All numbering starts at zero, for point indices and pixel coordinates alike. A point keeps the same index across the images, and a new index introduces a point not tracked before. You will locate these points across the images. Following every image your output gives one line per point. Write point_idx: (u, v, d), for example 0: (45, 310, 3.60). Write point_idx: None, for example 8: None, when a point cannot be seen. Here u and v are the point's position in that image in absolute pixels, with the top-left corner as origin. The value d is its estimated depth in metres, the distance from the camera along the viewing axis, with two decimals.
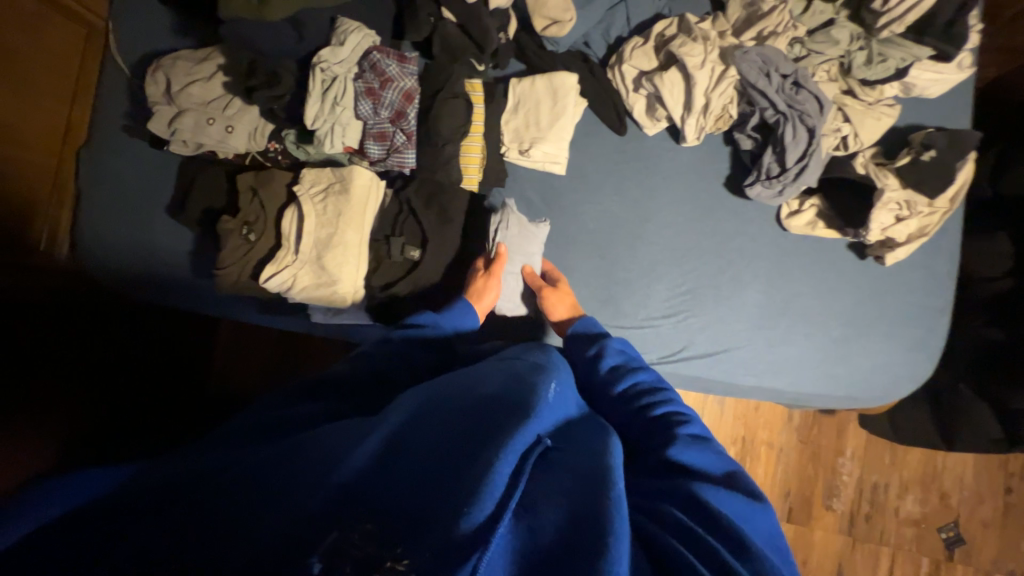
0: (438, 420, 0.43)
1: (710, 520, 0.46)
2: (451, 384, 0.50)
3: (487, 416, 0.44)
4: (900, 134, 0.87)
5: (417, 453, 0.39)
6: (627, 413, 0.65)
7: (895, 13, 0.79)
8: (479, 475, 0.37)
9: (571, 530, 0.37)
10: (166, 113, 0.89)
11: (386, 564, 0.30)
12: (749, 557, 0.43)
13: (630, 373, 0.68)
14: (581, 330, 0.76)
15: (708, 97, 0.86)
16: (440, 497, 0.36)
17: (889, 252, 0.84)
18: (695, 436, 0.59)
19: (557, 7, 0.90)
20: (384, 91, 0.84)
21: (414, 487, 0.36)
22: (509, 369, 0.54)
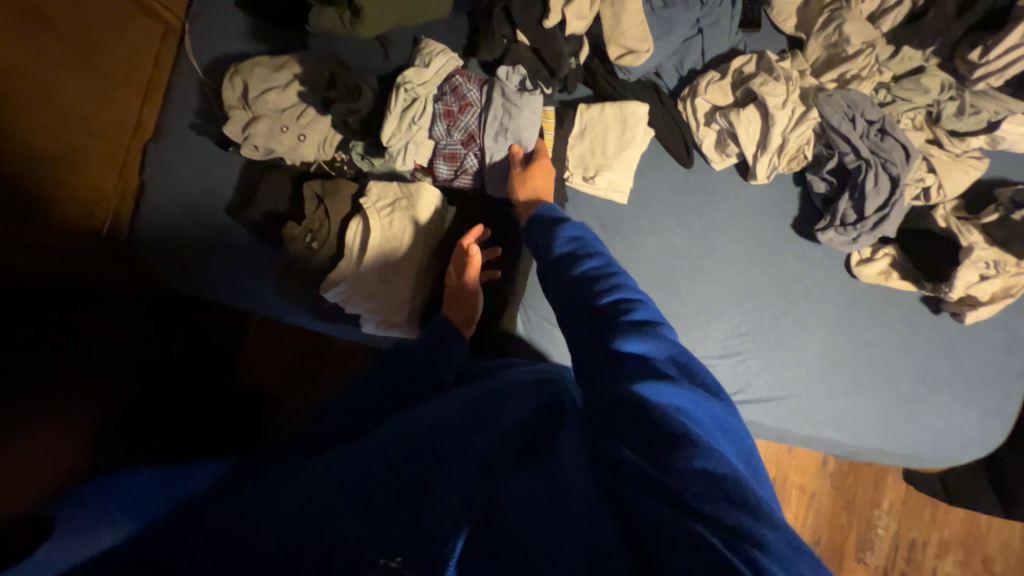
0: (415, 446, 0.47)
1: (652, 425, 0.42)
2: (431, 417, 0.53)
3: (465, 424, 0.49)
4: (984, 188, 0.84)
5: (394, 479, 0.43)
6: (574, 304, 0.58)
7: (993, 66, 0.76)
8: (446, 492, 0.40)
9: (536, 533, 0.38)
10: (241, 117, 0.91)
11: (381, 561, 0.35)
12: (684, 450, 0.39)
13: (578, 265, 0.61)
14: (543, 217, 0.70)
15: (785, 138, 0.84)
16: (413, 515, 0.39)
17: (969, 310, 0.81)
18: (640, 324, 0.52)
19: (634, 37, 0.89)
20: (462, 115, 0.88)
21: (394, 512, 0.39)
22: (497, 391, 0.57)
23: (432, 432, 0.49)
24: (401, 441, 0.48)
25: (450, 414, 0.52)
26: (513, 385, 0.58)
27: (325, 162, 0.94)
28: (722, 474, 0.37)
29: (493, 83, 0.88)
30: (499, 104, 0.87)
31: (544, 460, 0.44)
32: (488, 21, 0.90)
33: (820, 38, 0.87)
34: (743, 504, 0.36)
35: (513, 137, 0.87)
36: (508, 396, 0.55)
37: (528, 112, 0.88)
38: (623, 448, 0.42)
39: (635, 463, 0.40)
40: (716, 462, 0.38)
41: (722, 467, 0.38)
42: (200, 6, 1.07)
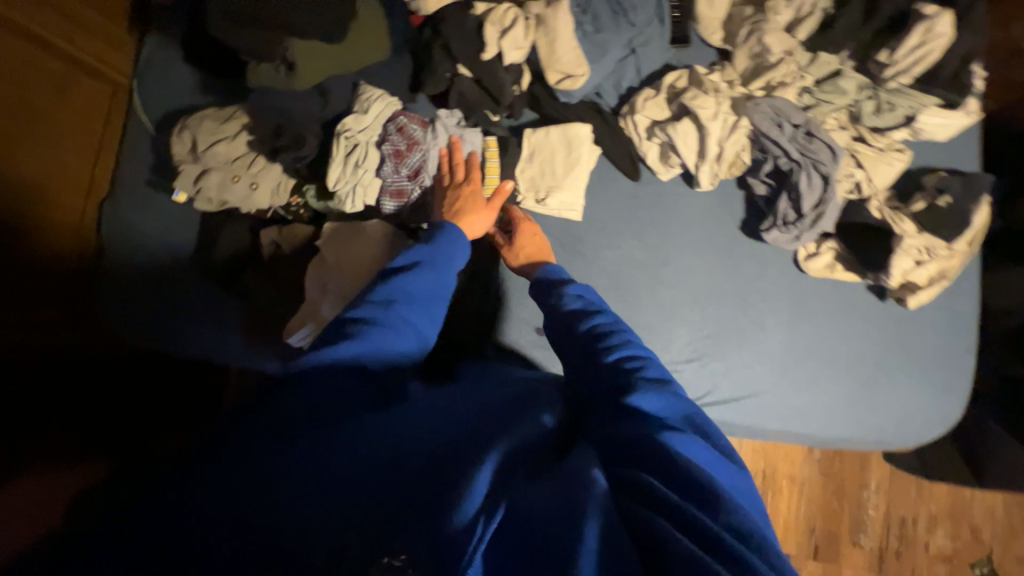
0: (429, 437, 0.46)
1: (685, 481, 0.42)
2: (433, 402, 0.53)
3: (477, 426, 0.50)
4: (913, 177, 0.89)
5: (393, 467, 0.42)
6: (585, 355, 0.60)
7: (901, 65, 0.81)
8: (452, 498, 0.40)
9: (543, 532, 0.39)
10: (191, 171, 0.92)
11: (383, 559, 0.35)
12: (718, 505, 0.40)
13: (584, 315, 0.63)
14: (544, 274, 0.73)
15: (721, 146, 0.88)
16: (423, 509, 0.38)
17: (911, 295, 0.85)
18: (653, 379, 0.53)
19: (569, 63, 0.92)
20: (409, 154, 0.87)
21: (395, 494, 0.39)
22: (495, 400, 0.56)
23: (437, 430, 0.47)
24: (398, 438, 0.45)
25: (455, 417, 0.51)
26: (519, 395, 0.58)
27: (281, 208, 0.95)
28: (747, 529, 0.39)
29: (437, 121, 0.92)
30: (444, 136, 0.91)
31: (553, 475, 0.46)
32: (429, 58, 0.93)
33: (744, 49, 0.91)
34: (771, 563, 0.38)
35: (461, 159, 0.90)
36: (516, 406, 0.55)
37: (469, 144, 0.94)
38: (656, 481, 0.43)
39: (668, 500, 0.41)
40: (742, 516, 0.40)
41: (746, 521, 0.40)
42: (146, 63, 1.07)
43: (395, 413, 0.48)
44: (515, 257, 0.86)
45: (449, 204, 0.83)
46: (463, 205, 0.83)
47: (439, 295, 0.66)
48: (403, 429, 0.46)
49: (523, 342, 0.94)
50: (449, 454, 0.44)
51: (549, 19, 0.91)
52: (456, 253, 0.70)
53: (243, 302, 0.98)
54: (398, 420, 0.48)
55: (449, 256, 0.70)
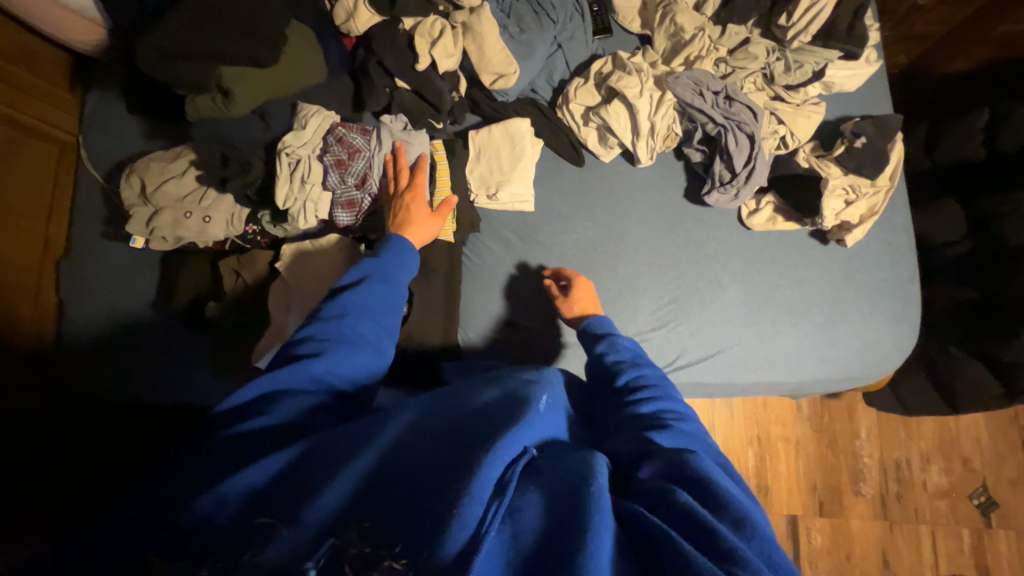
0: (430, 463, 0.42)
1: (716, 504, 0.43)
2: (432, 414, 0.49)
3: (464, 429, 0.45)
4: (832, 127, 0.95)
5: (388, 498, 0.40)
6: (627, 400, 0.63)
7: (799, 26, 0.87)
8: (444, 512, 0.38)
9: (547, 540, 0.37)
10: (143, 213, 0.93)
11: (384, 562, 0.34)
12: (746, 532, 0.41)
13: (633, 367, 0.68)
14: (595, 327, 0.78)
15: (652, 120, 0.93)
16: (415, 534, 0.37)
17: (848, 233, 0.90)
18: (687, 431, 0.57)
19: (500, 62, 0.97)
20: (352, 161, 0.89)
21: (386, 518, 0.38)
22: (490, 391, 0.51)
23: (433, 445, 0.44)
24: (399, 469, 0.42)
25: (442, 424, 0.47)
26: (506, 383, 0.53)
27: (238, 238, 0.95)
28: (777, 560, 0.40)
29: (379, 128, 0.92)
30: (389, 141, 0.91)
31: (549, 479, 0.43)
32: (366, 76, 0.96)
33: (661, 30, 0.97)
34: None
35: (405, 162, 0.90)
36: (504, 395, 0.50)
37: (418, 146, 0.94)
38: (688, 499, 0.42)
39: (699, 514, 0.41)
40: (768, 546, 0.41)
41: (776, 552, 0.41)
42: (91, 117, 1.08)
43: (389, 444, 0.45)
44: (569, 308, 0.88)
45: (393, 216, 0.85)
46: (408, 214, 0.84)
47: (389, 304, 0.69)
48: (395, 456, 0.44)
49: (494, 333, 0.95)
50: (444, 473, 0.41)
51: (474, 25, 0.95)
52: (407, 265, 0.75)
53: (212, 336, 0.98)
54: (394, 450, 0.45)
55: (395, 269, 0.73)
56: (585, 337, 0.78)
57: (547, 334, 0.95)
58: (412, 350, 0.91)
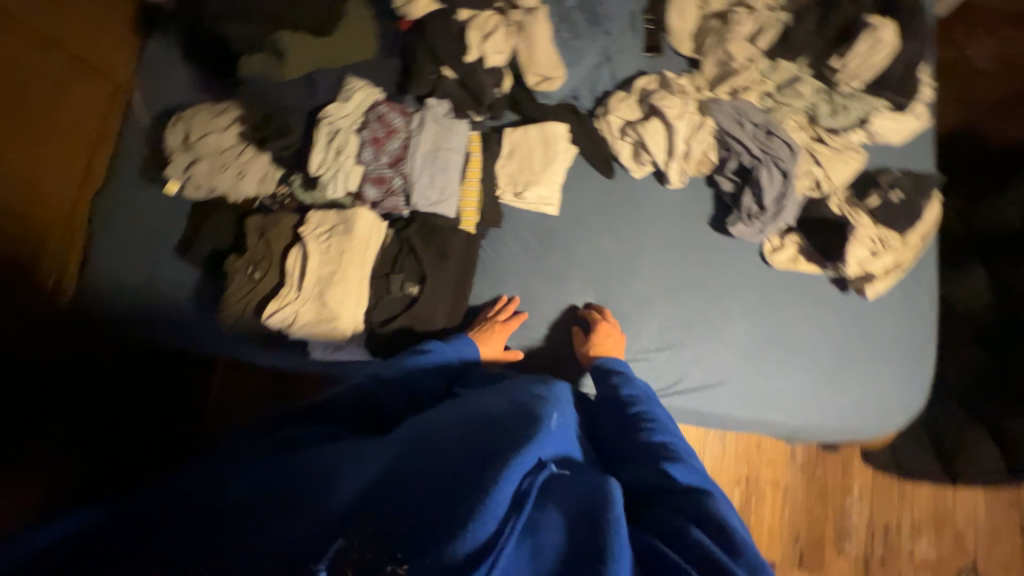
0: (445, 468, 0.43)
1: (726, 542, 0.44)
2: (446, 422, 0.50)
3: (477, 435, 0.46)
4: (869, 176, 0.93)
5: (403, 498, 0.41)
6: (635, 427, 0.63)
7: (851, 70, 0.88)
8: (461, 515, 0.38)
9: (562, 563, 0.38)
10: (182, 159, 0.96)
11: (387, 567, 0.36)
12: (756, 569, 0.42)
13: (646, 400, 0.67)
14: (605, 365, 0.75)
15: (688, 144, 0.94)
16: (430, 536, 0.38)
17: (869, 284, 0.88)
18: (694, 464, 0.57)
19: (546, 65, 0.99)
20: (388, 140, 0.90)
21: (401, 516, 0.39)
22: (503, 405, 0.53)
23: (447, 451, 0.45)
24: (412, 470, 0.43)
25: (456, 431, 0.48)
26: (518, 398, 0.55)
27: (267, 198, 0.97)
28: None
29: (423, 112, 0.92)
30: (429, 125, 0.92)
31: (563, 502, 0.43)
32: (415, 60, 0.97)
33: (711, 57, 0.97)
34: None
35: (443, 150, 0.91)
36: (517, 410, 0.51)
37: (457, 136, 0.93)
38: (702, 537, 0.43)
39: (711, 551, 0.41)
40: None
41: None
42: (147, 62, 1.12)
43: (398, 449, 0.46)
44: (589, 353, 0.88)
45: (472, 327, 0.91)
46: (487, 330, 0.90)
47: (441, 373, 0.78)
48: (407, 456, 0.45)
49: None
50: (458, 477, 0.42)
51: (528, 25, 0.98)
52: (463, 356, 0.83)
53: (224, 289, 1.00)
54: (407, 451, 0.46)
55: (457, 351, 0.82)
56: (595, 371, 0.76)
57: (552, 339, 0.96)
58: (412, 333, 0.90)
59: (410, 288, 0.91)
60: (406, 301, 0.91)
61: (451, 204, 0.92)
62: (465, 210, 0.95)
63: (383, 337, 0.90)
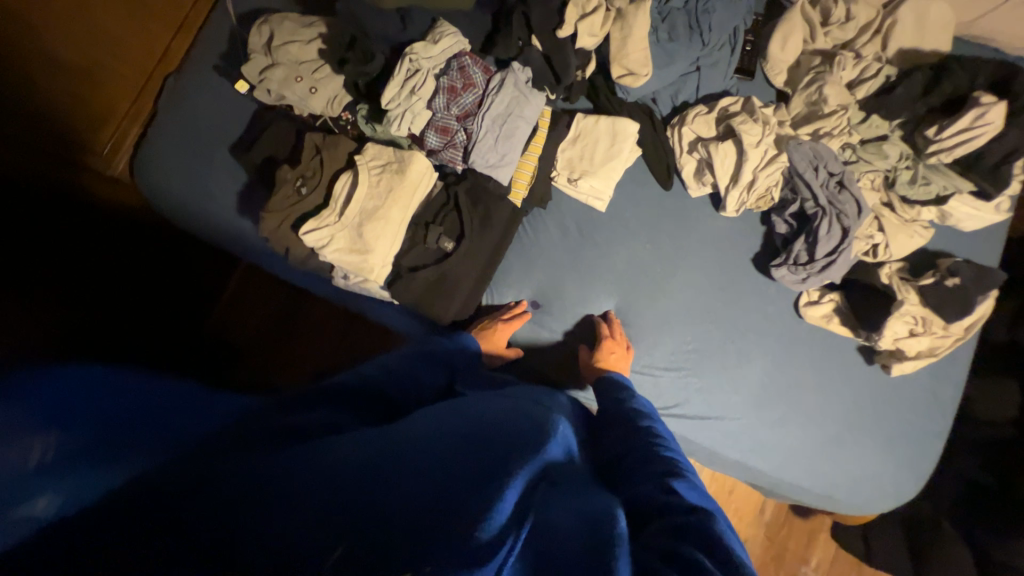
0: (454, 461, 0.41)
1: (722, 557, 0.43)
2: (452, 423, 0.49)
3: (485, 433, 0.45)
4: (928, 257, 0.91)
5: (412, 488, 0.39)
6: (638, 444, 0.63)
7: (946, 144, 0.82)
8: (473, 502, 0.37)
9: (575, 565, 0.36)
10: (261, 61, 0.97)
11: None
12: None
13: (649, 420, 0.69)
14: (613, 378, 0.81)
15: (756, 175, 0.91)
16: (441, 522, 0.36)
17: (897, 362, 0.87)
18: (693, 483, 0.57)
19: (636, 61, 0.96)
20: (463, 93, 0.89)
21: (411, 501, 0.37)
22: (509, 409, 0.52)
23: (456, 447, 0.43)
24: (422, 461, 0.42)
25: (461, 430, 0.47)
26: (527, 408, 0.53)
27: (331, 119, 1.00)
28: None
29: (505, 73, 0.90)
30: (505, 88, 0.90)
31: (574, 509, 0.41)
32: (507, 23, 0.97)
33: (803, 95, 0.94)
34: None
35: (512, 117, 0.90)
36: (525, 416, 0.51)
37: (530, 107, 0.92)
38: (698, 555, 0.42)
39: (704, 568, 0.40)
40: None
41: None
42: None
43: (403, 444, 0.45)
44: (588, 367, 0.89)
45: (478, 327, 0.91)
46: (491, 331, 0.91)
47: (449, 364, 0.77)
48: (413, 449, 0.43)
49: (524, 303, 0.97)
50: (468, 468, 0.40)
51: (628, 14, 0.95)
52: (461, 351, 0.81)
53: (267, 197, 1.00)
54: (413, 445, 0.44)
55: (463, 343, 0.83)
56: (602, 383, 0.80)
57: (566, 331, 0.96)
58: (435, 288, 0.91)
59: (445, 243, 0.90)
60: (438, 255, 0.91)
61: (501, 175, 0.91)
62: (517, 182, 0.95)
63: (405, 283, 0.90)
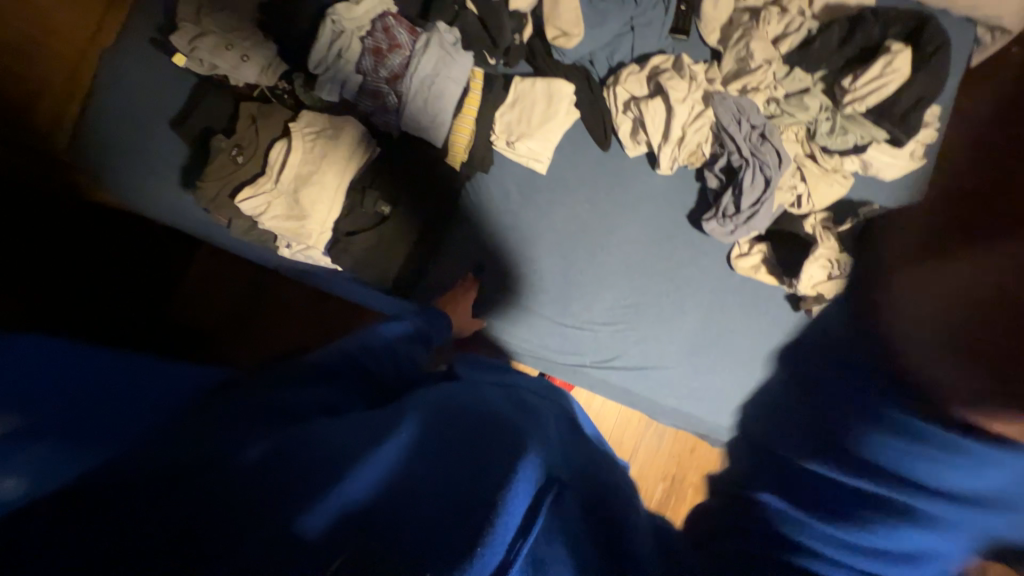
0: (437, 491, 0.43)
1: None
2: (437, 444, 0.50)
3: (468, 458, 0.47)
4: (850, 206, 0.96)
5: (394, 528, 0.39)
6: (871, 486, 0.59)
7: (860, 93, 0.87)
8: (475, 532, 0.38)
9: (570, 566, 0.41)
10: (189, 30, 0.94)
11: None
12: None
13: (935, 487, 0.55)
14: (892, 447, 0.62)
15: (684, 131, 0.94)
16: (440, 543, 0.37)
17: (817, 305, 0.92)
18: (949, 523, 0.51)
19: (568, 21, 0.98)
20: (389, 54, 0.90)
21: (411, 520, 0.40)
22: (483, 430, 0.52)
23: (441, 476, 0.45)
24: (402, 508, 0.41)
25: (449, 462, 0.47)
26: (501, 425, 0.54)
27: (268, 89, 0.98)
28: None
29: (429, 33, 0.91)
30: (433, 49, 0.91)
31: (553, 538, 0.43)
32: None
33: (733, 51, 0.96)
34: None
35: (443, 78, 0.92)
36: (509, 431, 0.53)
37: (458, 68, 0.93)
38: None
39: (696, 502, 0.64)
40: None
41: None
42: None
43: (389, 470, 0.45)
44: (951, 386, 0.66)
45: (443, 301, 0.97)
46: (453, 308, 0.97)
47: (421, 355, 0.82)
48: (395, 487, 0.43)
49: (469, 264, 0.99)
50: (458, 503, 0.41)
51: None
52: (439, 334, 0.88)
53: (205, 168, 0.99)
54: (396, 483, 0.44)
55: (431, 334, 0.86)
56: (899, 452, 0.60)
57: (510, 294, 0.98)
58: (378, 250, 0.94)
59: (383, 207, 0.93)
60: (376, 219, 0.93)
61: (440, 132, 0.93)
62: (455, 145, 0.96)
63: (346, 248, 0.92)
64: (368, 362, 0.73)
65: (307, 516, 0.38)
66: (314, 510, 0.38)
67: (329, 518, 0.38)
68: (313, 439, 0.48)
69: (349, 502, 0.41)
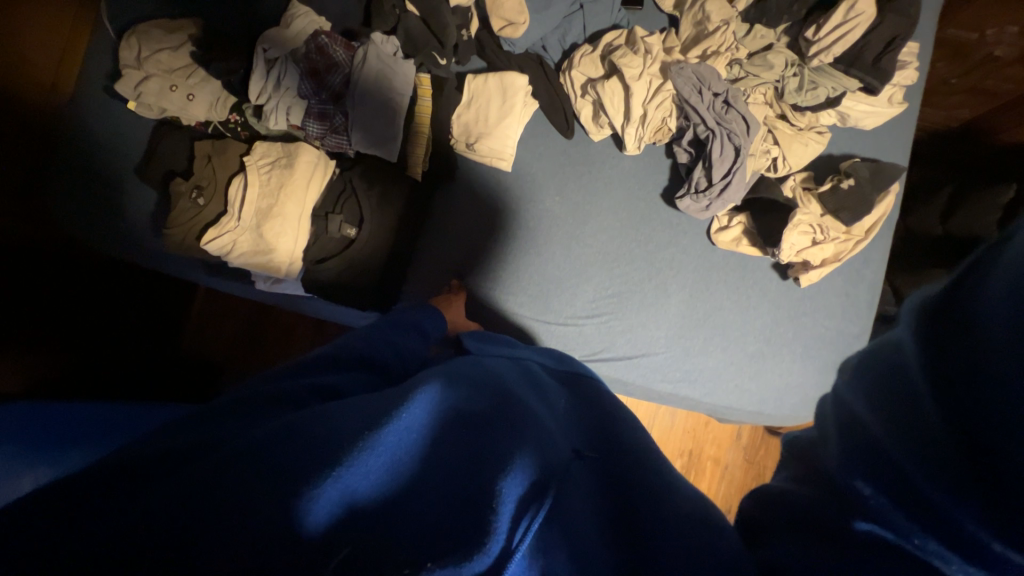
0: (445, 469, 0.38)
1: None
2: (445, 411, 0.43)
3: (474, 432, 0.41)
4: (830, 161, 0.93)
5: (399, 516, 0.34)
6: None
7: (823, 43, 0.83)
8: (482, 517, 0.33)
9: (596, 539, 0.37)
10: (132, 76, 0.91)
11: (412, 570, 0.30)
12: None
13: None
14: None
15: (646, 108, 0.90)
16: (449, 534, 0.32)
17: (804, 272, 0.90)
18: None
19: (512, 9, 0.92)
20: (328, 75, 0.88)
21: (417, 511, 0.35)
22: (489, 403, 0.46)
23: (449, 454, 0.39)
24: (409, 492, 0.36)
25: (455, 432, 0.41)
26: (508, 400, 0.49)
27: (220, 123, 0.97)
28: None
29: (367, 46, 0.89)
30: (371, 61, 0.88)
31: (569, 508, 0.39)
32: None
33: (689, 15, 0.91)
34: None
35: (390, 87, 0.90)
36: (513, 408, 0.47)
37: (400, 76, 0.91)
38: None
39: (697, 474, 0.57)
40: None
41: None
42: None
43: (398, 440, 0.38)
44: None
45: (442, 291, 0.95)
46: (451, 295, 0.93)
47: (406, 329, 0.74)
48: (400, 462, 0.37)
49: (446, 272, 0.97)
50: (468, 482, 0.36)
51: None
52: (436, 327, 0.81)
53: (165, 212, 0.96)
54: (403, 455, 0.38)
55: (416, 322, 0.78)
56: None
57: (491, 299, 0.96)
58: (350, 271, 0.93)
59: (349, 230, 0.91)
60: (344, 242, 0.92)
61: (394, 146, 0.91)
62: (414, 154, 0.94)
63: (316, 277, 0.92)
64: (367, 353, 0.63)
65: (312, 501, 0.31)
66: (318, 493, 0.32)
67: (332, 511, 0.32)
68: (333, 414, 0.40)
69: (352, 489, 0.34)
